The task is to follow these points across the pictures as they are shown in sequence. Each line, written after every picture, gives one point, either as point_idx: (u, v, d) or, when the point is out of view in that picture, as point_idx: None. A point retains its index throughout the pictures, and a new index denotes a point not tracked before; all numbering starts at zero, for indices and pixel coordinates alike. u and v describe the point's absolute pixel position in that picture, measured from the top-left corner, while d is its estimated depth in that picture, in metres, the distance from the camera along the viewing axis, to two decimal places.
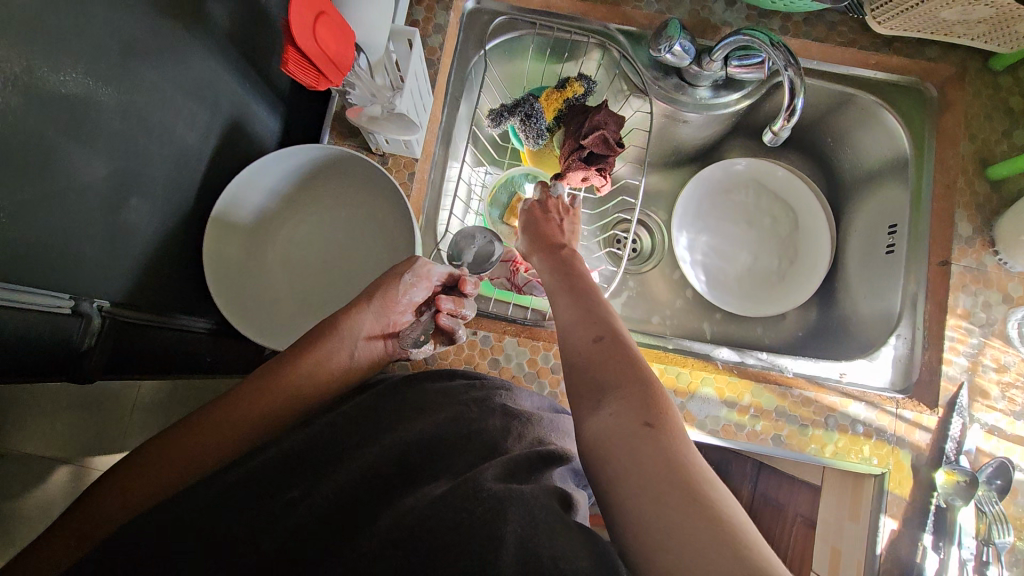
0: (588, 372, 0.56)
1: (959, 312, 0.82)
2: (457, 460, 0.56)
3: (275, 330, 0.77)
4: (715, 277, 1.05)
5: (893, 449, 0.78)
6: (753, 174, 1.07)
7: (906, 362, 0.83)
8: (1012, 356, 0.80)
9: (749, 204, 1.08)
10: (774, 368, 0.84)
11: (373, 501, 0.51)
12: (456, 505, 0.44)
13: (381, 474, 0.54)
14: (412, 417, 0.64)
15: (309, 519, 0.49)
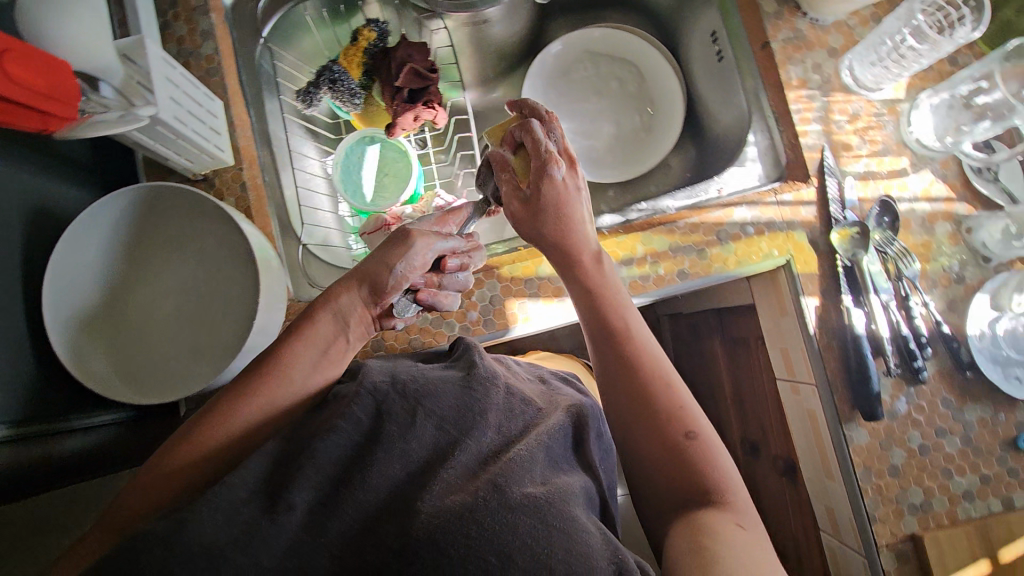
0: (668, 466, 0.54)
1: (796, 84, 0.83)
2: (486, 444, 0.49)
3: (176, 388, 0.69)
4: (588, 156, 1.05)
5: (787, 234, 0.79)
6: (582, 46, 1.06)
7: (771, 151, 0.83)
8: (859, 103, 0.82)
9: (592, 77, 1.08)
10: (659, 210, 0.80)
11: (398, 500, 0.43)
12: (507, 516, 0.40)
13: (399, 465, 0.45)
14: (422, 387, 0.53)
15: (316, 523, 0.41)
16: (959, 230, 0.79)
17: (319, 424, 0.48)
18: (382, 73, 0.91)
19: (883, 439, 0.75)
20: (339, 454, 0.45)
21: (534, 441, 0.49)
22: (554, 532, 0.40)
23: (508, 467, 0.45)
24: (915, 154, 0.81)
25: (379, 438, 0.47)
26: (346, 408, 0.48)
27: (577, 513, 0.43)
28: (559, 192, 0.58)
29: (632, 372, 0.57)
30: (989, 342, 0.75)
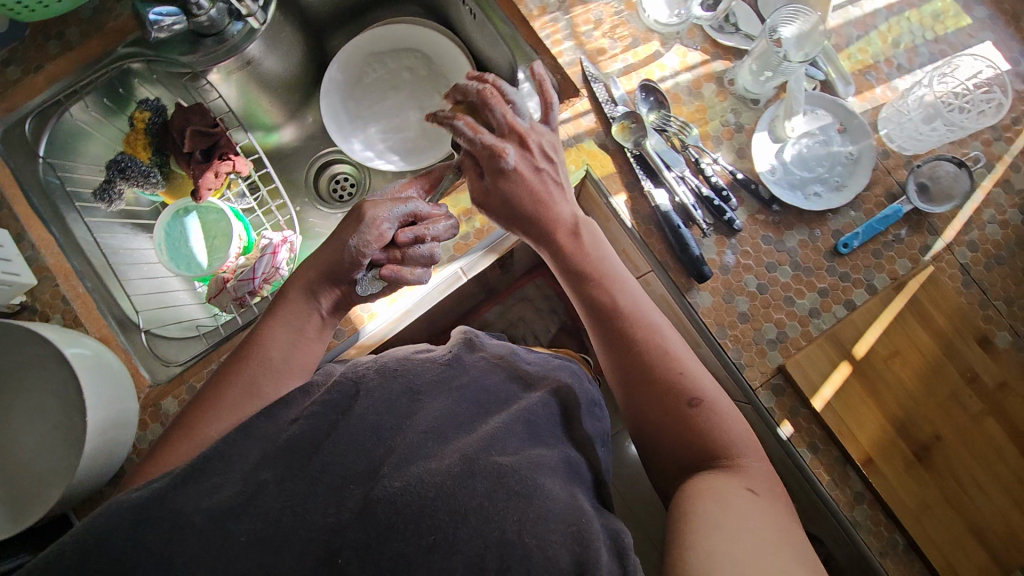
0: (665, 427, 0.60)
1: (537, 14, 0.87)
2: (480, 421, 0.58)
3: (29, 513, 0.70)
4: (406, 148, 1.05)
5: (577, 147, 0.83)
6: (364, 51, 1.07)
7: (540, 79, 0.87)
8: (598, 9, 0.86)
9: (385, 76, 1.09)
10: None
11: (389, 468, 0.50)
12: (469, 481, 0.48)
13: (405, 448, 0.52)
14: (423, 384, 0.61)
15: (323, 498, 0.48)
16: (723, 86, 0.85)
17: (341, 416, 0.55)
18: (171, 146, 0.92)
19: (724, 293, 0.80)
20: (359, 443, 0.52)
21: (514, 415, 0.58)
22: (514, 498, 0.47)
23: (486, 442, 0.53)
24: (661, 35, 0.85)
25: (397, 435, 0.54)
26: (356, 405, 0.55)
27: (547, 482, 0.50)
28: (517, 179, 0.67)
29: (627, 337, 0.65)
30: (779, 172, 0.81)
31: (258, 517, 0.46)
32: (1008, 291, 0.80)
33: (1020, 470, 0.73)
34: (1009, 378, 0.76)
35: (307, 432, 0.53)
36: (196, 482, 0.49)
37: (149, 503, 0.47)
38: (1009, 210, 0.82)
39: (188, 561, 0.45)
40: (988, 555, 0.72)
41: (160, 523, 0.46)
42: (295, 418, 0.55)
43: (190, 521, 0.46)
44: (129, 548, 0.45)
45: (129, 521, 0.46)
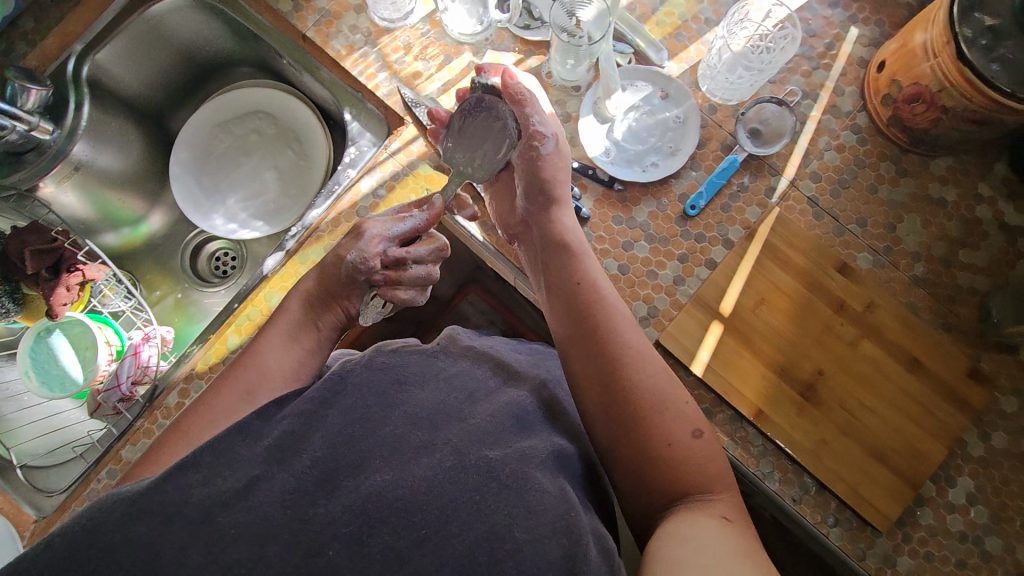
0: (638, 421, 0.57)
1: (346, 52, 0.86)
2: (476, 405, 0.56)
3: None
4: (268, 211, 1.04)
5: (414, 174, 0.83)
6: (206, 124, 1.05)
7: (366, 112, 0.87)
8: (404, 35, 0.85)
9: (234, 143, 1.07)
10: (312, 225, 0.83)
11: (380, 461, 0.48)
12: (459, 475, 0.47)
13: (393, 440, 0.50)
14: (412, 373, 0.59)
15: (316, 491, 0.46)
16: (542, 79, 0.84)
17: (339, 400, 0.54)
18: (18, 271, 0.87)
19: None
20: (345, 432, 0.50)
21: (506, 406, 0.57)
22: (504, 491, 0.47)
23: (478, 437, 0.51)
24: (470, 45, 0.85)
25: (384, 425, 0.52)
26: (348, 381, 0.56)
27: (537, 476, 0.49)
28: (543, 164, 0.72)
29: (609, 349, 0.61)
30: (612, 151, 0.81)
31: (250, 509, 0.44)
32: (859, 212, 0.81)
33: (900, 384, 0.74)
34: (874, 298, 0.77)
35: (296, 429, 0.50)
36: (195, 470, 0.46)
37: (137, 497, 0.44)
38: (843, 133, 0.83)
39: (179, 549, 0.42)
40: (889, 473, 0.73)
41: (150, 517, 0.43)
42: (284, 412, 0.53)
43: (181, 513, 0.43)
44: (119, 537, 0.42)
45: (121, 511, 0.43)
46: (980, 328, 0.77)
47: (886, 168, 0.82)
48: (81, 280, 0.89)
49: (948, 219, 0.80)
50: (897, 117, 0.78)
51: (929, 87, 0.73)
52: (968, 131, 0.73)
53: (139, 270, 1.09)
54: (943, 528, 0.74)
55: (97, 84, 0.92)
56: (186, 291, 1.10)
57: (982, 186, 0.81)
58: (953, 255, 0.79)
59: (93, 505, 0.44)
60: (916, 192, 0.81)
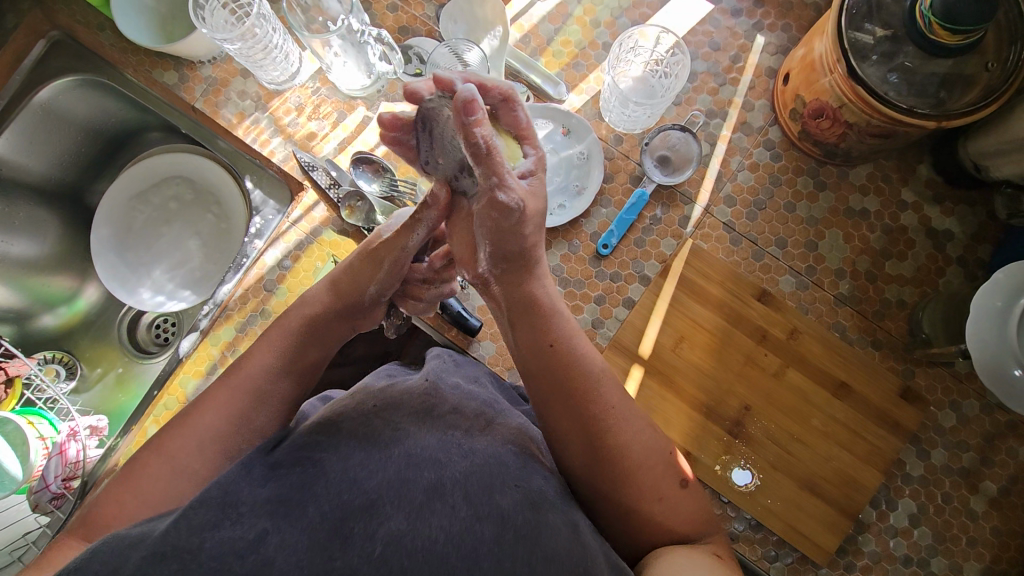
0: (631, 483, 0.53)
1: (237, 121, 0.84)
2: (476, 440, 0.53)
3: None
4: (195, 280, 1.02)
5: (317, 242, 0.81)
6: (123, 195, 1.02)
7: (267, 174, 0.86)
8: (294, 95, 0.83)
9: (155, 213, 1.04)
10: (223, 301, 0.81)
11: (392, 506, 0.44)
12: (476, 525, 0.44)
13: (397, 482, 0.46)
14: (407, 415, 0.55)
15: (329, 542, 0.42)
16: None
17: (333, 439, 0.51)
18: None
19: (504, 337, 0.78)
20: (346, 479, 0.46)
21: (506, 440, 0.55)
22: (522, 541, 0.45)
23: (486, 476, 0.49)
24: (363, 99, 0.82)
25: (386, 466, 0.47)
26: (342, 426, 0.53)
27: (551, 517, 0.48)
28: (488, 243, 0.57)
29: (588, 422, 0.55)
30: None
31: (267, 565, 0.40)
32: (777, 233, 0.78)
33: (829, 412, 0.72)
34: (798, 324, 0.74)
35: (298, 477, 0.46)
36: (206, 512, 0.42)
37: (151, 543, 0.41)
38: (755, 151, 0.79)
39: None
40: (823, 505, 0.71)
41: (166, 562, 0.39)
42: (275, 463, 0.48)
43: (196, 562, 0.40)
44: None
45: (144, 555, 0.40)
46: (909, 343, 0.75)
47: (802, 183, 0.79)
48: (6, 377, 0.87)
49: (870, 231, 0.78)
50: (807, 131, 0.75)
51: (830, 102, 0.68)
52: (876, 144, 0.70)
53: (78, 348, 1.04)
54: (887, 554, 0.71)
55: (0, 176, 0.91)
56: (127, 364, 1.04)
57: (905, 192, 0.78)
58: (877, 268, 0.77)
59: (101, 545, 0.42)
60: (834, 206, 0.78)
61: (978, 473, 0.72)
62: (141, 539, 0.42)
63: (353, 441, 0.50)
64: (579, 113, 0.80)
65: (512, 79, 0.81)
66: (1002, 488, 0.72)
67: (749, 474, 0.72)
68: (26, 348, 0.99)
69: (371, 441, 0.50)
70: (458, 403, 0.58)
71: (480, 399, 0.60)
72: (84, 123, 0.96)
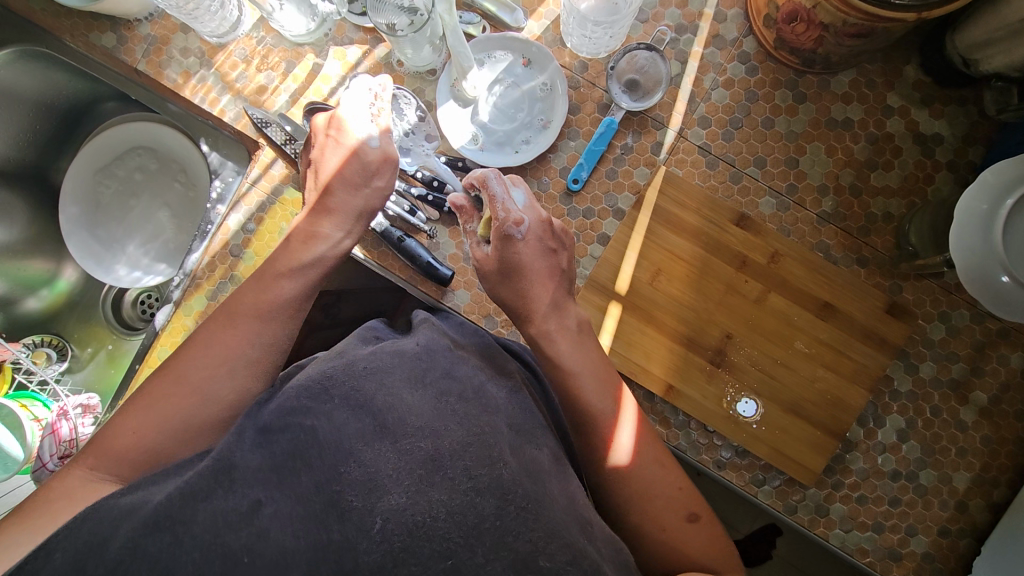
0: (639, 498, 0.57)
1: (183, 80, 0.80)
2: (471, 405, 0.47)
3: None
4: (170, 251, 1.01)
5: (280, 202, 0.79)
6: (88, 170, 0.99)
7: (218, 130, 0.84)
8: (238, 48, 0.79)
9: (121, 186, 1.01)
10: (192, 271, 0.79)
11: (391, 479, 0.40)
12: (476, 499, 0.40)
13: (396, 456, 0.41)
14: (400, 375, 0.48)
15: (324, 513, 0.39)
16: (394, 70, 0.78)
17: (325, 405, 0.45)
18: None
19: (479, 284, 0.75)
20: (340, 450, 0.41)
21: (499, 411, 0.49)
22: (524, 514, 0.40)
23: (483, 448, 0.43)
24: (310, 45, 0.78)
25: (382, 436, 0.42)
26: (333, 392, 0.45)
27: (549, 485, 0.45)
28: (523, 251, 0.61)
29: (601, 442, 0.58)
30: (478, 137, 0.75)
31: (262, 534, 0.38)
32: (756, 152, 0.74)
33: (813, 333, 0.71)
34: (778, 247, 0.71)
35: (291, 442, 0.42)
36: (203, 481, 0.41)
37: (148, 511, 0.40)
38: (730, 65, 0.74)
39: (194, 571, 0.37)
40: (812, 428, 0.71)
41: (161, 534, 0.38)
42: (265, 427, 0.44)
43: (190, 535, 0.38)
44: (130, 553, 0.38)
45: (135, 527, 0.39)
46: (896, 258, 0.72)
47: (781, 97, 0.74)
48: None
49: (854, 141, 0.73)
50: (782, 39, 0.70)
51: (802, 3, 0.63)
52: (855, 46, 0.65)
53: (67, 330, 1.04)
54: (875, 470, 0.71)
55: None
56: (117, 341, 1.04)
57: (891, 96, 0.73)
58: (862, 180, 0.73)
59: (91, 511, 0.41)
60: (816, 119, 0.74)
61: (967, 383, 0.71)
62: (135, 508, 0.41)
63: (348, 411, 0.44)
64: (539, 41, 0.76)
65: (465, 9, 0.76)
66: (994, 397, 0.71)
67: (752, 405, 0.71)
68: (13, 332, 0.98)
69: (364, 403, 0.44)
70: (456, 360, 0.53)
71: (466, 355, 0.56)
72: (35, 98, 0.92)
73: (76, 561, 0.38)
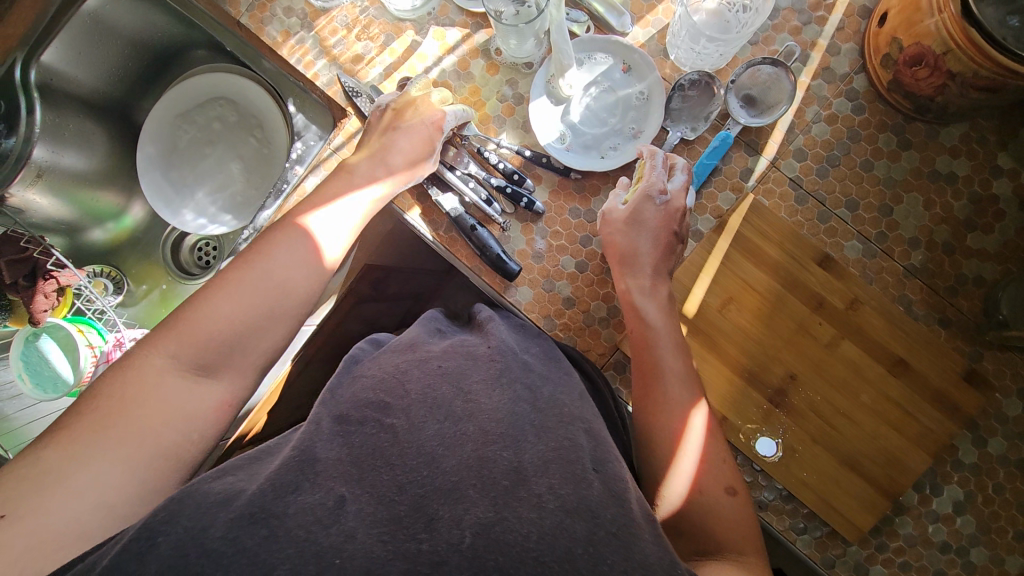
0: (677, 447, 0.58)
1: (282, 39, 0.80)
2: (546, 416, 0.47)
3: None
4: (236, 204, 1.03)
5: None
6: (169, 112, 1.00)
7: (306, 93, 0.84)
8: (340, 15, 0.79)
9: (199, 132, 1.03)
10: (263, 227, 0.80)
11: (476, 490, 0.40)
12: (567, 521, 0.38)
13: (476, 462, 0.41)
14: (475, 377, 0.50)
15: (410, 524, 0.38)
16: (491, 58, 0.77)
17: (402, 402, 0.46)
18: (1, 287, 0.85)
19: (544, 283, 0.75)
20: (421, 454, 0.42)
21: (572, 419, 0.48)
22: (614, 542, 0.38)
23: (565, 465, 0.43)
24: (412, 22, 0.78)
25: (462, 442, 0.43)
26: (409, 389, 0.47)
27: (634, 513, 0.42)
28: (649, 211, 0.68)
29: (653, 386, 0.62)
30: (567, 137, 0.75)
31: (345, 534, 0.37)
32: (849, 194, 0.71)
33: (881, 389, 0.68)
34: (859, 295, 0.69)
35: (369, 437, 0.43)
36: (288, 472, 0.41)
37: (241, 503, 0.39)
38: (836, 100, 0.72)
39: (289, 570, 0.36)
40: (863, 483, 0.68)
41: (256, 526, 0.37)
42: (343, 416, 0.45)
43: (284, 529, 0.37)
44: (230, 544, 0.37)
45: (233, 516, 0.38)
46: (982, 324, 0.69)
47: (884, 141, 0.71)
48: (57, 287, 0.88)
49: (955, 198, 0.70)
50: (899, 81, 0.67)
51: (932, 48, 0.60)
52: (979, 99, 0.62)
53: (125, 264, 1.06)
54: (924, 538, 0.68)
55: (48, 87, 0.88)
56: (171, 283, 1.07)
57: (1002, 157, 0.70)
58: (957, 239, 0.70)
59: (185, 495, 0.40)
60: (918, 167, 0.71)
61: None
62: (232, 497, 0.40)
63: (424, 405, 0.46)
64: (643, 48, 0.74)
65: (573, 6, 0.75)
66: None
67: (774, 444, 0.69)
68: (77, 260, 1.01)
69: (442, 403, 0.46)
70: (530, 372, 0.53)
71: (529, 363, 0.54)
72: (132, 36, 0.93)
73: (178, 549, 0.36)
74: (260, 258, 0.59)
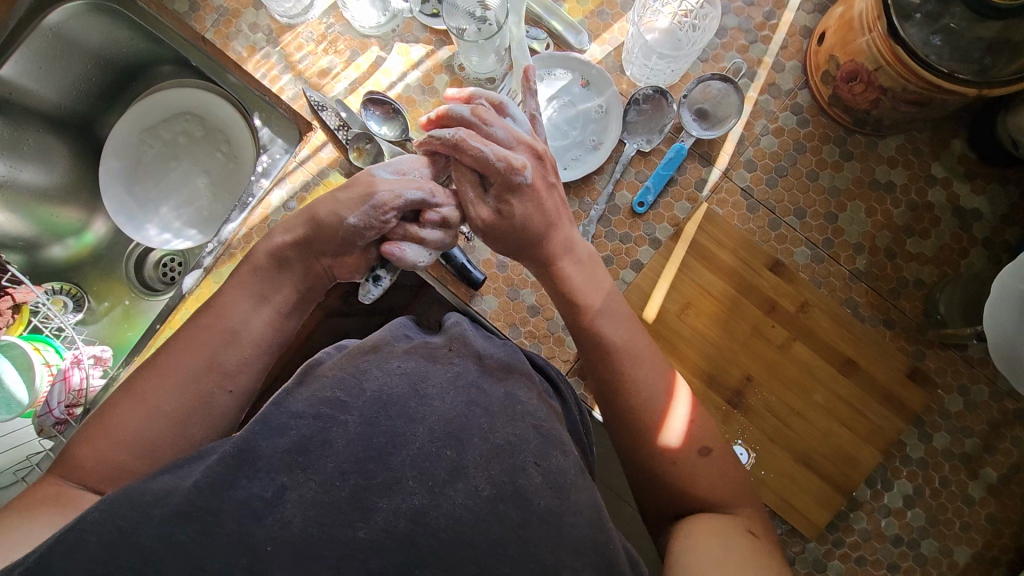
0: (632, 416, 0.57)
1: (247, 55, 0.82)
2: (494, 418, 0.48)
3: None
4: (202, 218, 1.01)
5: (325, 183, 0.79)
6: (133, 129, 1.00)
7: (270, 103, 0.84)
8: (306, 30, 0.81)
9: (165, 148, 1.02)
10: (228, 239, 0.79)
11: (414, 480, 0.41)
12: (498, 506, 0.42)
13: (420, 459, 0.42)
14: (432, 378, 0.49)
15: (350, 512, 0.39)
16: (454, 73, 0.80)
17: (357, 400, 0.46)
18: None
19: (510, 291, 0.76)
20: (370, 448, 0.42)
21: (524, 415, 0.49)
22: (543, 525, 0.42)
23: (508, 458, 0.44)
24: (377, 38, 0.80)
25: (410, 441, 0.43)
26: (366, 387, 0.47)
27: (560, 495, 0.44)
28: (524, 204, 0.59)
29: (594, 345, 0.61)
30: None
31: (286, 524, 0.38)
32: (797, 203, 0.75)
33: (831, 388, 0.71)
34: (808, 297, 0.72)
35: (311, 431, 0.43)
36: (224, 468, 0.40)
37: (179, 499, 0.39)
38: (783, 114, 0.76)
39: (222, 566, 0.36)
40: (819, 480, 0.71)
41: (191, 522, 0.38)
42: (297, 412, 0.44)
43: (219, 524, 0.38)
44: (162, 541, 0.37)
45: (168, 514, 0.38)
46: (923, 324, 0.73)
47: (828, 152, 0.75)
48: (13, 304, 0.87)
49: (894, 206, 0.75)
50: (838, 96, 0.71)
51: (865, 64, 0.64)
52: (909, 113, 0.66)
53: (86, 281, 1.04)
54: (877, 533, 0.71)
55: (6, 101, 0.88)
56: (134, 299, 1.04)
57: (935, 167, 0.74)
58: (897, 243, 0.74)
59: (120, 497, 0.39)
60: (860, 177, 0.75)
61: (979, 459, 0.71)
62: (167, 495, 0.39)
63: (375, 403, 0.45)
64: (601, 64, 0.78)
65: (533, 24, 0.78)
66: (1003, 476, 0.71)
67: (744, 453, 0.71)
68: (36, 277, 0.98)
69: (398, 403, 0.46)
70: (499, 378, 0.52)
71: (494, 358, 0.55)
72: (100, 54, 0.93)
73: (110, 548, 0.36)
74: (193, 349, 0.57)
